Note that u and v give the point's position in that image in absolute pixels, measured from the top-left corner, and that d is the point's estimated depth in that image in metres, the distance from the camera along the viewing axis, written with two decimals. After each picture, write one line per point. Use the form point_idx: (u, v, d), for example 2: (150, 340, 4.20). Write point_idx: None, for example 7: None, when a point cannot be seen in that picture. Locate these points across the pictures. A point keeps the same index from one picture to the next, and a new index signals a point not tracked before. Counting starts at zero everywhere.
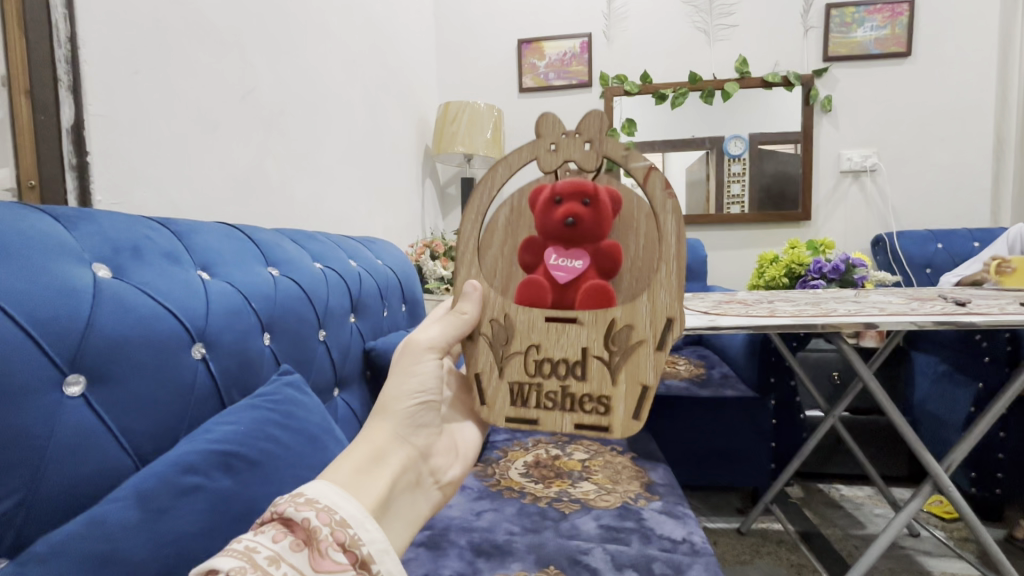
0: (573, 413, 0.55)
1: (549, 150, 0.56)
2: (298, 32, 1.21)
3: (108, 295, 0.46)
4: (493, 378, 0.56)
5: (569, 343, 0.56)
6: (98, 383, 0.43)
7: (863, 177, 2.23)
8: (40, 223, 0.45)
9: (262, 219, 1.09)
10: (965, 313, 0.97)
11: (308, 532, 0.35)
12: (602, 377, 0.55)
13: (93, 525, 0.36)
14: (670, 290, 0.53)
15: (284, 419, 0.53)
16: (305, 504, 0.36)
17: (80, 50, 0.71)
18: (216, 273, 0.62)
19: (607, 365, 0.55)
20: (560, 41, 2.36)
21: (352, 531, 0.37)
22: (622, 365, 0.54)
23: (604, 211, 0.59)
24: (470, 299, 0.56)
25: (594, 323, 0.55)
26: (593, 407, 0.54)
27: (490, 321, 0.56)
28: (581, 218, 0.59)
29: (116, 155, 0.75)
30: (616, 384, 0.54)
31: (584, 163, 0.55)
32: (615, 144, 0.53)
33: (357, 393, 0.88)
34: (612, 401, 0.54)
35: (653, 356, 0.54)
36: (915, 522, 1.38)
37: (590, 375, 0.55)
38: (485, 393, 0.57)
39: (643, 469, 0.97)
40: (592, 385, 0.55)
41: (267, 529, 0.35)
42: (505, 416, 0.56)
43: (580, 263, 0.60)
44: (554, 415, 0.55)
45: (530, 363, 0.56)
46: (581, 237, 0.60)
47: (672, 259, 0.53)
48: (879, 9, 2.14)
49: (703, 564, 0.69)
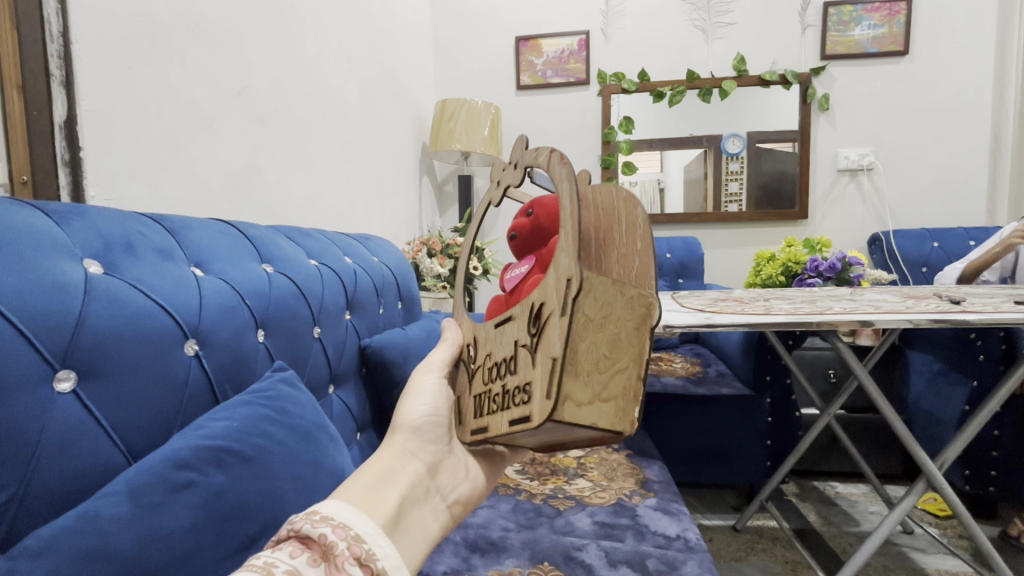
0: (506, 409, 0.46)
1: (496, 184, 0.58)
2: (293, 28, 1.20)
3: (101, 291, 0.46)
4: (466, 397, 0.54)
5: (507, 340, 0.49)
6: (90, 379, 0.43)
7: (860, 176, 2.23)
8: (30, 218, 0.45)
9: (258, 215, 1.08)
10: (960, 311, 0.98)
11: (326, 548, 0.35)
12: (527, 364, 0.45)
13: (86, 520, 0.35)
14: (567, 248, 0.43)
15: (278, 414, 0.53)
16: (321, 520, 0.37)
17: (73, 45, 0.70)
18: (210, 270, 0.62)
19: (530, 350, 0.45)
20: (558, 38, 2.35)
21: (366, 546, 0.37)
22: (539, 344, 0.44)
23: (544, 215, 0.54)
24: (452, 327, 0.59)
25: (522, 313, 0.47)
26: (519, 398, 0.45)
27: (467, 345, 0.56)
28: (520, 228, 0.55)
29: (109, 151, 0.75)
30: (536, 365, 0.44)
31: (513, 182, 0.54)
32: (527, 153, 0.51)
33: (352, 390, 0.88)
34: (532, 386, 0.44)
35: (560, 324, 0.43)
36: (909, 519, 1.39)
37: (519, 366, 0.46)
38: (461, 412, 0.54)
39: (639, 466, 0.98)
40: (519, 375, 0.46)
41: (283, 547, 0.35)
42: (470, 430, 0.51)
43: (522, 268, 0.54)
44: (495, 416, 0.47)
45: (486, 372, 0.51)
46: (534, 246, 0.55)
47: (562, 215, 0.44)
48: (877, 7, 2.14)
49: (698, 560, 0.69)
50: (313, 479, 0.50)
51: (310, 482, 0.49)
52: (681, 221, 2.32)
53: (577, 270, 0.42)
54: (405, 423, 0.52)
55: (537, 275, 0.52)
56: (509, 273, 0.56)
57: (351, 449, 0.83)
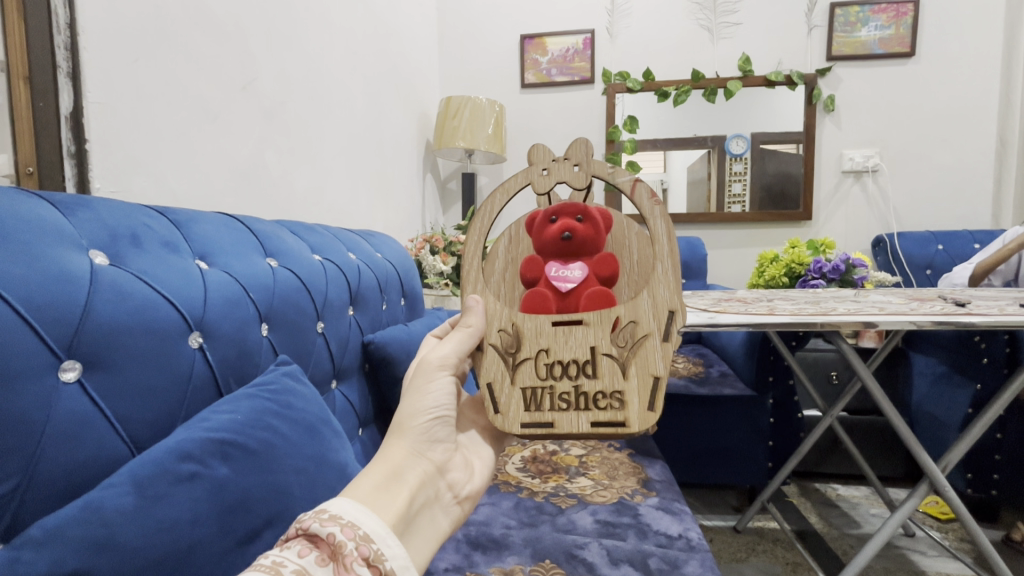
0: (589, 410, 0.56)
1: (541, 174, 0.61)
2: (299, 24, 1.20)
3: (106, 282, 0.46)
4: (506, 386, 0.57)
5: (577, 344, 0.58)
6: (95, 370, 0.43)
7: (864, 177, 2.22)
8: (37, 208, 0.45)
9: (261, 209, 1.08)
10: (965, 313, 0.97)
11: (333, 547, 0.35)
12: (613, 373, 0.56)
13: (90, 510, 0.35)
14: (669, 283, 0.57)
15: (282, 408, 0.53)
16: (329, 519, 0.36)
17: (80, 37, 0.70)
18: (215, 263, 0.62)
19: (617, 361, 0.57)
20: (562, 37, 2.34)
21: (375, 546, 0.37)
22: (632, 358, 0.56)
23: (597, 225, 0.65)
24: (477, 313, 0.57)
25: (600, 323, 0.58)
26: (607, 403, 0.55)
27: (497, 331, 0.58)
28: (577, 232, 0.63)
29: (115, 143, 0.75)
30: (627, 378, 0.56)
31: (574, 181, 0.60)
32: (602, 163, 0.59)
33: (355, 386, 0.88)
34: (626, 395, 0.55)
35: (660, 347, 0.56)
36: (911, 522, 1.38)
37: (601, 372, 0.57)
38: (497, 401, 0.57)
39: (641, 465, 0.97)
40: (604, 382, 0.56)
41: (291, 545, 0.35)
42: (520, 422, 0.56)
43: (579, 272, 0.63)
44: (571, 416, 0.56)
45: (541, 367, 0.57)
46: (578, 251, 0.64)
47: (666, 257, 0.57)
48: (884, 8, 2.13)
49: (700, 560, 0.69)
50: (317, 473, 0.50)
51: (314, 477, 0.49)
52: (685, 221, 2.31)
53: (677, 304, 0.57)
54: (408, 424, 0.49)
55: (593, 282, 0.63)
56: (559, 274, 0.63)
57: (354, 444, 0.83)
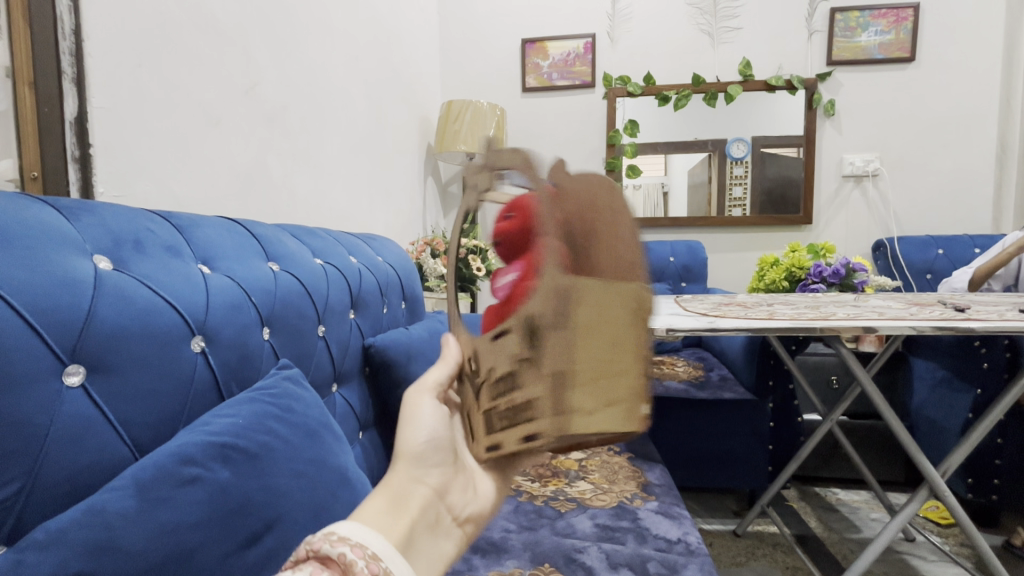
0: (516, 425, 0.44)
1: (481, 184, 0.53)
2: (302, 29, 1.21)
3: (110, 287, 0.46)
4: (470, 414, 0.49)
5: (501, 354, 0.45)
6: (99, 374, 0.44)
7: (864, 181, 2.23)
8: (42, 213, 0.46)
9: (262, 213, 1.08)
10: (964, 318, 0.98)
11: (344, 565, 0.35)
12: (532, 377, 0.44)
13: (93, 512, 0.36)
14: (551, 256, 0.44)
15: (283, 412, 0.53)
16: (339, 540, 0.37)
17: (85, 43, 0.71)
18: (217, 267, 0.62)
19: (531, 361, 0.44)
20: (564, 42, 2.35)
21: (384, 565, 0.37)
22: (543, 353, 0.44)
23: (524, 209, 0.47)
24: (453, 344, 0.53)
25: (516, 322, 0.45)
26: (524, 413, 0.44)
27: (464, 358, 0.52)
28: (507, 231, 0.48)
29: (118, 147, 0.76)
30: (544, 374, 0.44)
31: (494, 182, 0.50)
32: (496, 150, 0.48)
33: (355, 389, 0.88)
34: (540, 399, 0.43)
35: (558, 334, 0.43)
36: (911, 527, 1.38)
37: (524, 380, 0.44)
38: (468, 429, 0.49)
39: (640, 469, 0.97)
40: (527, 390, 0.44)
41: (303, 567, 0.35)
42: (482, 451, 0.47)
43: (515, 274, 0.48)
44: (507, 435, 0.45)
45: (485, 390, 0.46)
46: (522, 249, 0.48)
47: (546, 227, 0.44)
48: (884, 13, 2.14)
49: (699, 564, 0.69)
50: (317, 476, 0.50)
51: (315, 480, 0.49)
52: (685, 225, 2.32)
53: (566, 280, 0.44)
54: (406, 450, 0.46)
55: (528, 280, 0.46)
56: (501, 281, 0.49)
57: (354, 448, 0.83)
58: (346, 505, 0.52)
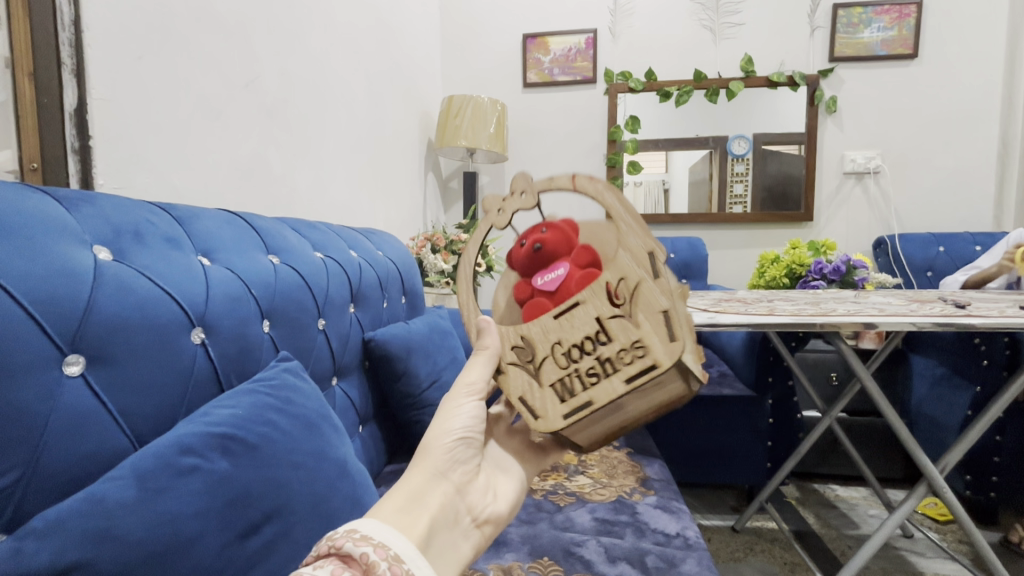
0: (618, 372, 0.49)
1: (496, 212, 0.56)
2: (302, 22, 1.21)
3: (110, 278, 0.46)
4: (535, 393, 0.52)
5: (581, 324, 0.51)
6: (98, 364, 0.44)
7: (866, 179, 2.22)
8: (41, 203, 0.45)
9: (262, 206, 1.08)
10: (964, 315, 0.98)
11: (366, 566, 0.35)
12: (624, 330, 0.50)
13: (93, 502, 0.36)
14: (635, 232, 0.51)
15: (283, 404, 0.53)
16: (362, 539, 0.36)
17: (85, 34, 0.71)
18: (216, 259, 0.62)
19: (624, 317, 0.50)
20: (565, 37, 2.34)
21: (405, 567, 0.36)
22: (633, 306, 0.50)
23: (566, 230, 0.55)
24: (492, 333, 0.54)
25: (595, 295, 0.51)
26: (631, 356, 0.49)
27: (512, 348, 0.53)
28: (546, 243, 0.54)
29: (118, 140, 0.75)
30: (633, 337, 0.49)
31: (525, 209, 0.54)
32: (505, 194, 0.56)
33: (355, 383, 0.89)
34: (643, 341, 0.49)
35: (655, 286, 0.50)
36: (909, 523, 1.39)
37: (613, 334, 0.50)
38: (532, 407, 0.52)
39: (640, 464, 0.98)
40: (619, 341, 0.50)
41: (323, 564, 0.35)
42: (562, 417, 0.50)
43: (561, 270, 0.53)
44: (603, 386, 0.50)
45: (560, 359, 0.51)
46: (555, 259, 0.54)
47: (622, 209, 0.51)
48: (886, 10, 2.14)
49: (697, 558, 0.69)
50: (316, 468, 0.50)
51: (313, 472, 0.49)
52: (685, 222, 2.32)
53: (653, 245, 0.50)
54: (434, 445, 0.48)
55: (578, 274, 0.53)
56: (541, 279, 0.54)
57: (354, 441, 0.84)
58: (346, 496, 0.52)
